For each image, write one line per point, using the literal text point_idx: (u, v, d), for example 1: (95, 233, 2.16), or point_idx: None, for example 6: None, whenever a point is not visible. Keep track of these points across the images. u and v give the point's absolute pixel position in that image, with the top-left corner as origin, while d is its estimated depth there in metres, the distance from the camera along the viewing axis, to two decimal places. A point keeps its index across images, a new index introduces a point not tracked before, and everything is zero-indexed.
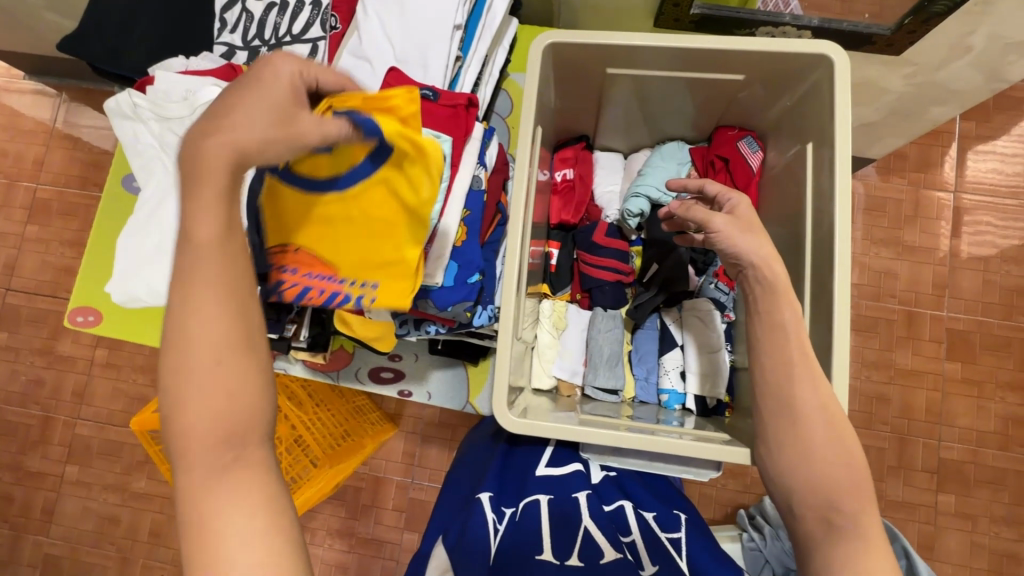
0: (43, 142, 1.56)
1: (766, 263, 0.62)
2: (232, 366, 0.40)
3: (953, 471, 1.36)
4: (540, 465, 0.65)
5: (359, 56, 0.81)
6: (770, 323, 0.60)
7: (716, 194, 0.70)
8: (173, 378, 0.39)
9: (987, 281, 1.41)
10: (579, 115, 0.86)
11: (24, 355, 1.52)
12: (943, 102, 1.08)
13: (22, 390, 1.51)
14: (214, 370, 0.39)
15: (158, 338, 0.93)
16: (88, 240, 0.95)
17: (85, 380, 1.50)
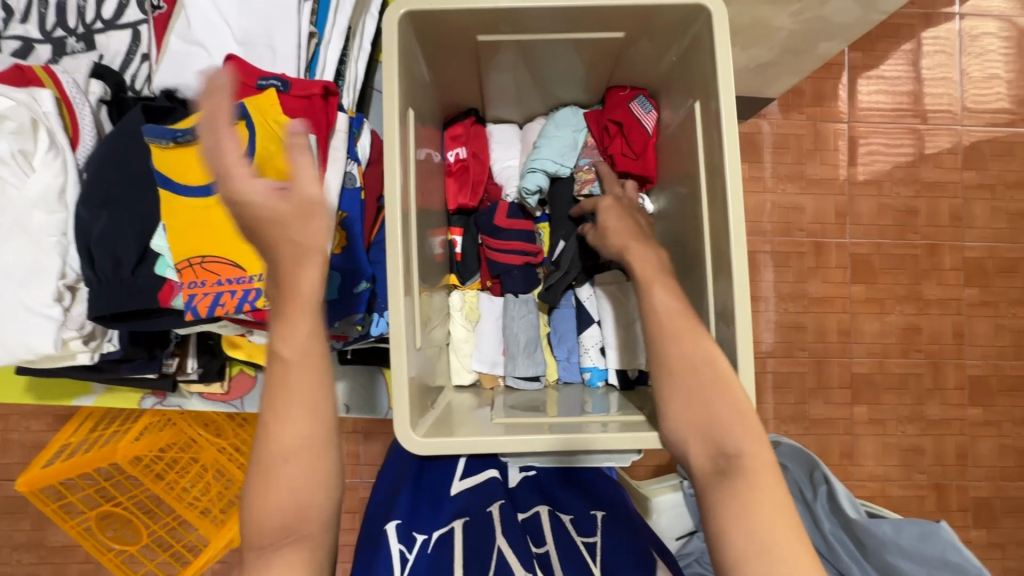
0: None
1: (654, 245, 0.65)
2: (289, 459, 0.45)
3: (865, 384, 1.48)
4: (455, 481, 0.63)
5: (189, 39, 0.67)
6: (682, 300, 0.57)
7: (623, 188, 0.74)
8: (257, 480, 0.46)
9: (882, 204, 1.49)
10: (463, 85, 0.78)
11: None
12: (831, 36, 1.09)
13: None
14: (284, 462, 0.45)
15: (19, 395, 0.85)
16: None
17: None
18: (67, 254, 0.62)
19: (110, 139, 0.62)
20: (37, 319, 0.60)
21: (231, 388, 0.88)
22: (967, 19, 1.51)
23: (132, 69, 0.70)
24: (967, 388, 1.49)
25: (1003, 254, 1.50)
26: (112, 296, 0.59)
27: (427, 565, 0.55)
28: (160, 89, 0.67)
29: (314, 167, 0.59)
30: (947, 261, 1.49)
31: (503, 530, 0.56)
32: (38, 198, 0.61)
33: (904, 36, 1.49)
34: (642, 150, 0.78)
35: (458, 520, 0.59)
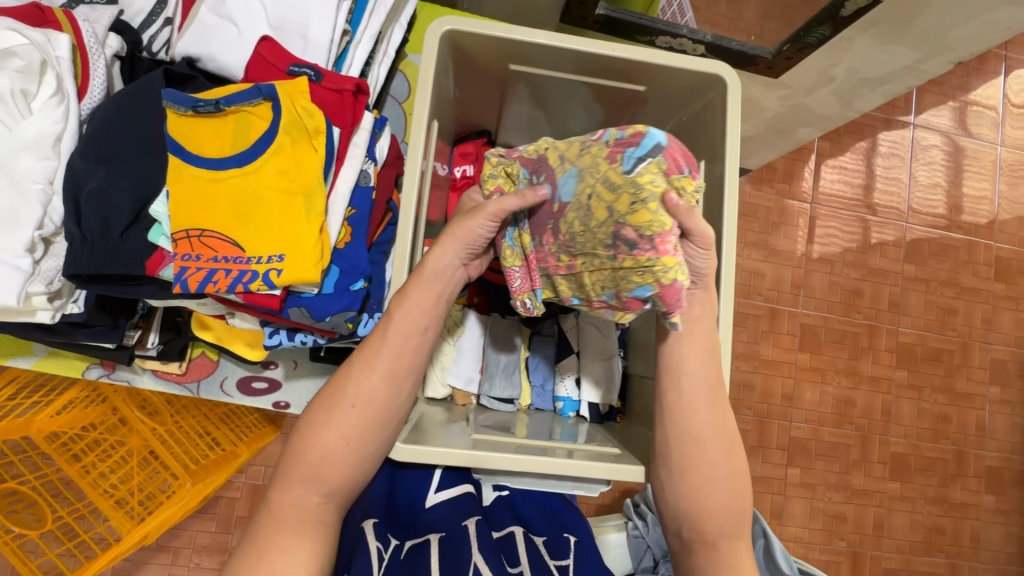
0: None
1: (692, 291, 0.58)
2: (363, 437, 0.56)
3: (801, 448, 1.56)
4: (431, 492, 0.63)
5: (221, 13, 0.67)
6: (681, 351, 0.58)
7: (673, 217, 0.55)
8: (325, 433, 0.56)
9: (833, 281, 1.61)
10: (482, 108, 0.81)
11: None
12: (808, 122, 1.21)
13: None
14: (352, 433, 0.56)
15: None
16: None
17: None
18: (50, 205, 0.59)
19: (122, 97, 0.60)
20: (6, 268, 0.56)
21: (188, 370, 0.83)
22: (919, 130, 1.69)
23: (152, 31, 0.68)
24: (889, 462, 1.60)
25: (931, 342, 1.65)
26: (92, 256, 0.56)
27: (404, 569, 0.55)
28: (181, 56, 0.65)
29: (332, 159, 0.59)
30: (883, 342, 1.62)
31: (480, 546, 0.57)
32: (31, 141, 0.58)
33: (865, 134, 1.65)
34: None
35: (433, 532, 0.59)
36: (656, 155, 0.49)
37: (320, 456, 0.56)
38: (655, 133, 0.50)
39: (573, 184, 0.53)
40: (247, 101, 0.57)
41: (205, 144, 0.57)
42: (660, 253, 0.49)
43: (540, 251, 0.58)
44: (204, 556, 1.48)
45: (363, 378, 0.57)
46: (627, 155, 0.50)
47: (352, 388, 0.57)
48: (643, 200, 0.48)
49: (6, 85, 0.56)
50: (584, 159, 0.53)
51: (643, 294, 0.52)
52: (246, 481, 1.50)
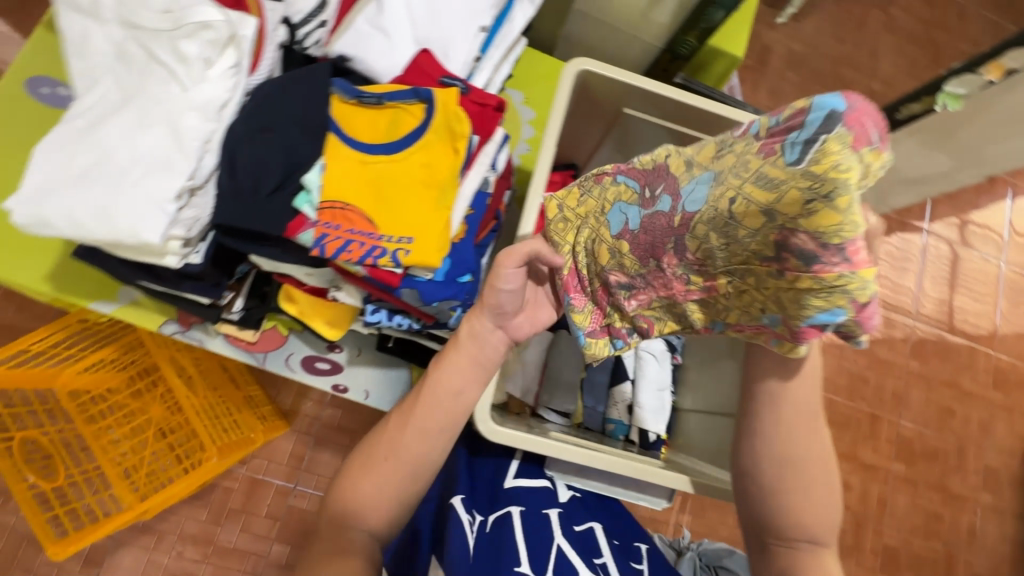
0: None
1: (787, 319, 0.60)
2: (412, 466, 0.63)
3: None
4: (509, 477, 0.70)
5: (375, 24, 0.74)
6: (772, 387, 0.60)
7: None
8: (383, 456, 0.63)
9: (841, 365, 1.68)
10: (577, 143, 0.89)
11: None
12: None
13: None
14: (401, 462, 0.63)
15: (82, 296, 0.82)
16: None
17: None
18: (201, 161, 0.64)
19: (285, 78, 0.66)
20: (154, 208, 0.61)
21: (258, 340, 0.86)
22: (930, 236, 1.81)
23: (306, 27, 0.75)
24: (882, 554, 1.61)
25: (929, 439, 1.70)
26: (242, 211, 0.62)
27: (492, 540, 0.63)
28: (336, 55, 0.73)
29: (467, 161, 0.67)
30: (884, 432, 1.67)
31: (561, 530, 0.65)
32: (201, 103, 0.64)
33: (881, 233, 1.78)
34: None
35: (513, 506, 0.67)
36: (831, 133, 0.36)
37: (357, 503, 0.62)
38: (824, 100, 0.37)
39: (707, 188, 0.45)
40: (404, 100, 0.66)
41: (364, 133, 0.67)
42: (853, 264, 0.39)
43: (659, 274, 0.53)
44: (188, 546, 1.36)
45: (397, 433, 0.64)
46: (786, 148, 0.38)
47: (385, 443, 0.64)
48: (827, 195, 0.36)
49: (194, 52, 0.64)
50: (726, 162, 0.44)
51: (829, 320, 0.42)
52: (246, 472, 1.41)
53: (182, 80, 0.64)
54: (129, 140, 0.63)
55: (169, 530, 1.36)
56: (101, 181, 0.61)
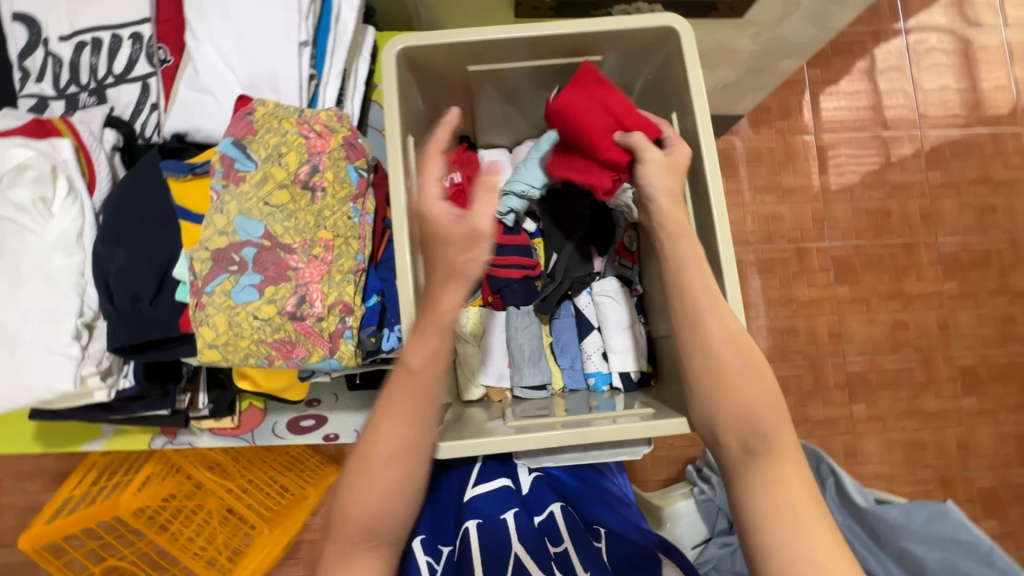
0: None
1: (744, 356, 0.59)
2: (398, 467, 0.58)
3: (859, 382, 1.55)
4: (468, 488, 0.69)
5: (196, 87, 0.72)
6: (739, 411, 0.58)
7: (348, 140, 0.66)
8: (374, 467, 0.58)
9: (855, 208, 1.60)
10: (456, 115, 0.85)
11: None
12: (789, 55, 1.18)
13: None
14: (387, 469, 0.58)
15: (75, 443, 0.87)
16: None
17: (7, 499, 1.38)
18: (86, 294, 0.64)
19: (128, 184, 0.65)
20: (58, 357, 0.62)
21: (241, 422, 0.87)
22: (913, 34, 1.65)
23: (142, 118, 0.74)
24: (959, 378, 1.58)
25: (975, 246, 1.62)
26: (128, 327, 0.61)
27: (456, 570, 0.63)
28: (170, 133, 0.71)
29: (326, 183, 0.64)
30: (924, 257, 1.61)
31: (520, 538, 0.65)
32: (58, 241, 0.64)
33: (858, 52, 1.64)
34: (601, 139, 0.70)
35: (472, 521, 0.66)
36: (245, 144, 0.62)
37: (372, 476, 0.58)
38: (226, 144, 0.62)
39: (247, 221, 0.61)
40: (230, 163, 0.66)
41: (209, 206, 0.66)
42: (322, 144, 0.64)
43: (301, 272, 0.62)
44: None
45: (387, 425, 0.58)
46: (240, 165, 0.62)
47: (377, 436, 0.58)
48: (280, 162, 0.63)
49: (26, 195, 0.62)
50: (229, 206, 0.61)
51: (357, 173, 0.66)
52: (322, 521, 1.46)
53: (27, 226, 0.63)
54: (9, 302, 0.63)
55: None
56: (3, 351, 0.62)
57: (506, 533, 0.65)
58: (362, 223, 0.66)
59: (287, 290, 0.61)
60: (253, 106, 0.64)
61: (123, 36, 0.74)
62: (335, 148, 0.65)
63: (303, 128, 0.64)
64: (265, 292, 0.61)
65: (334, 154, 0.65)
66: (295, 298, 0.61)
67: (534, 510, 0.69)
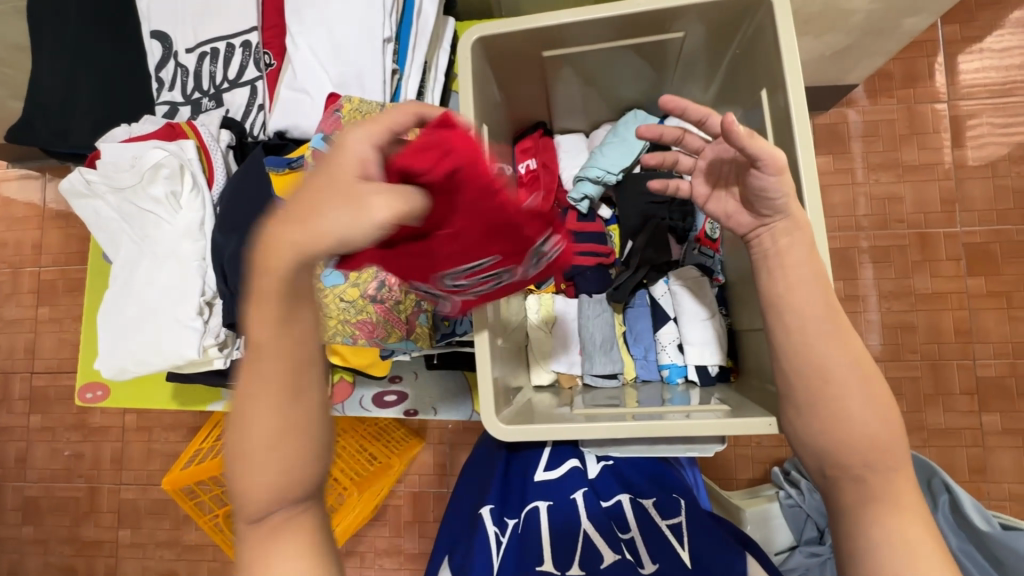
0: (65, 234, 1.65)
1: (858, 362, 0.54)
2: (288, 448, 0.42)
3: (992, 387, 1.35)
4: (540, 471, 0.70)
5: (297, 87, 0.79)
6: (838, 421, 0.54)
7: None
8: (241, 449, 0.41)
9: (997, 187, 1.38)
10: (532, 101, 0.85)
11: (98, 426, 1.67)
12: (915, 11, 1.01)
13: (109, 452, 1.66)
14: (267, 456, 0.41)
15: (201, 403, 0.99)
16: (83, 316, 0.96)
17: (157, 442, 1.64)
18: (207, 275, 0.74)
19: (239, 178, 0.75)
20: (187, 329, 0.72)
21: (333, 394, 0.96)
22: None
23: (251, 117, 0.82)
24: None
25: None
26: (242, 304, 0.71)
27: (519, 543, 0.63)
28: (274, 131, 0.79)
29: None
30: None
31: (589, 515, 0.64)
32: (186, 229, 0.74)
33: (1011, 2, 1.39)
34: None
35: (542, 502, 0.66)
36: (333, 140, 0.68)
37: (246, 463, 0.42)
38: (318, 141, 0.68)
39: None
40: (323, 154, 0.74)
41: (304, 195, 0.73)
42: None
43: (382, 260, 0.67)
44: (384, 558, 1.57)
45: (251, 398, 0.40)
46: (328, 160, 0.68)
47: (246, 413, 0.41)
48: None
49: (162, 190, 0.73)
50: None
51: None
52: (406, 489, 1.58)
53: (166, 217, 0.74)
54: (152, 281, 0.74)
55: (368, 550, 1.59)
56: (146, 323, 0.74)
57: (575, 509, 0.64)
58: None
59: (368, 276, 0.67)
60: (341, 103, 0.68)
61: (234, 44, 0.82)
62: None
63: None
64: (349, 276, 0.67)
65: None
66: (375, 283, 0.67)
67: (601, 496, 0.67)
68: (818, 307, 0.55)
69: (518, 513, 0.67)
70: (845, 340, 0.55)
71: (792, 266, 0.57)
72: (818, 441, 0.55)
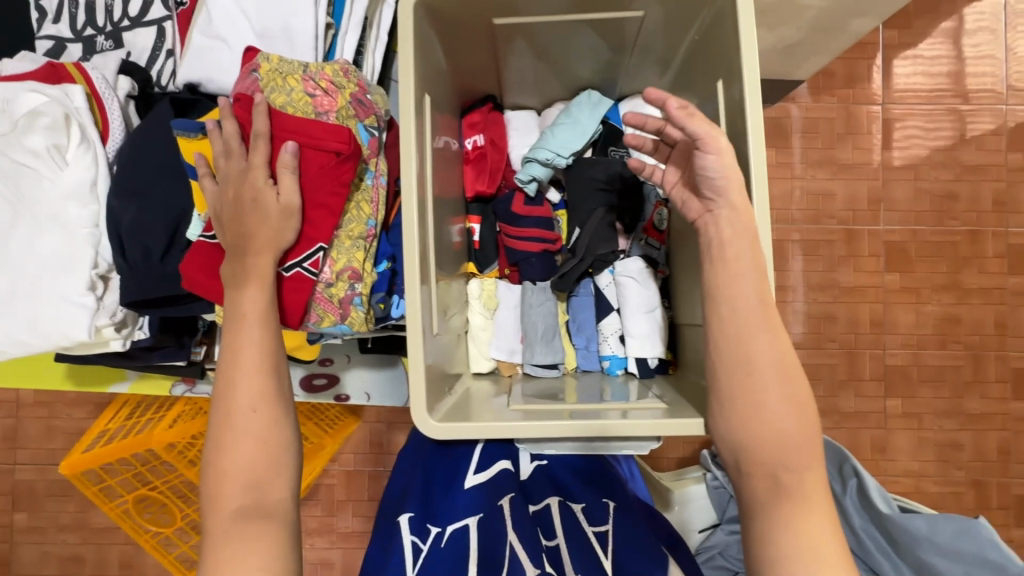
0: None
1: (782, 366, 0.55)
2: (261, 431, 0.56)
3: (898, 375, 1.47)
4: (468, 475, 0.68)
5: (211, 33, 0.69)
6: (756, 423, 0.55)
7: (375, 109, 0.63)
8: (229, 435, 0.56)
9: (917, 190, 1.46)
10: (482, 72, 0.79)
11: None
12: (862, 13, 1.02)
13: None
14: (247, 438, 0.56)
15: (100, 383, 0.89)
16: None
17: (57, 419, 1.49)
18: (101, 245, 0.64)
19: (140, 134, 0.65)
20: (75, 307, 0.63)
21: None
22: None
23: (157, 64, 0.71)
24: (1011, 381, 1.46)
25: None
26: (141, 282, 0.62)
27: (441, 556, 0.60)
28: (183, 83, 0.69)
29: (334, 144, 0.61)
30: (990, 248, 1.46)
31: (514, 524, 0.61)
32: (73, 190, 0.64)
33: (944, 12, 1.45)
34: (313, 173, 0.58)
35: (470, 517, 0.64)
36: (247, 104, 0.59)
37: (237, 441, 0.56)
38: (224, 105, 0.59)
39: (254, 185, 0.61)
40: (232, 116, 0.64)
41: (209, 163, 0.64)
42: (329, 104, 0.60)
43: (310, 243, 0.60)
44: (315, 538, 1.52)
45: (240, 386, 0.56)
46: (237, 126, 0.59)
47: (236, 398, 0.56)
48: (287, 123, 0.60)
49: (41, 142, 0.62)
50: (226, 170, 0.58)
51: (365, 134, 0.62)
52: (340, 468, 1.52)
53: (46, 175, 0.63)
54: (31, 250, 0.64)
55: None
56: (25, 298, 0.64)
57: (501, 517, 0.62)
58: (374, 185, 0.63)
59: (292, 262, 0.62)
60: (258, 62, 0.60)
61: None
62: (342, 108, 0.60)
63: (309, 84, 0.60)
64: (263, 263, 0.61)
65: (342, 114, 0.60)
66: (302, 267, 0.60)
67: (531, 499, 0.67)
68: (753, 309, 0.55)
69: (442, 522, 0.65)
70: (772, 346, 0.55)
71: (730, 268, 0.56)
72: (740, 444, 0.56)
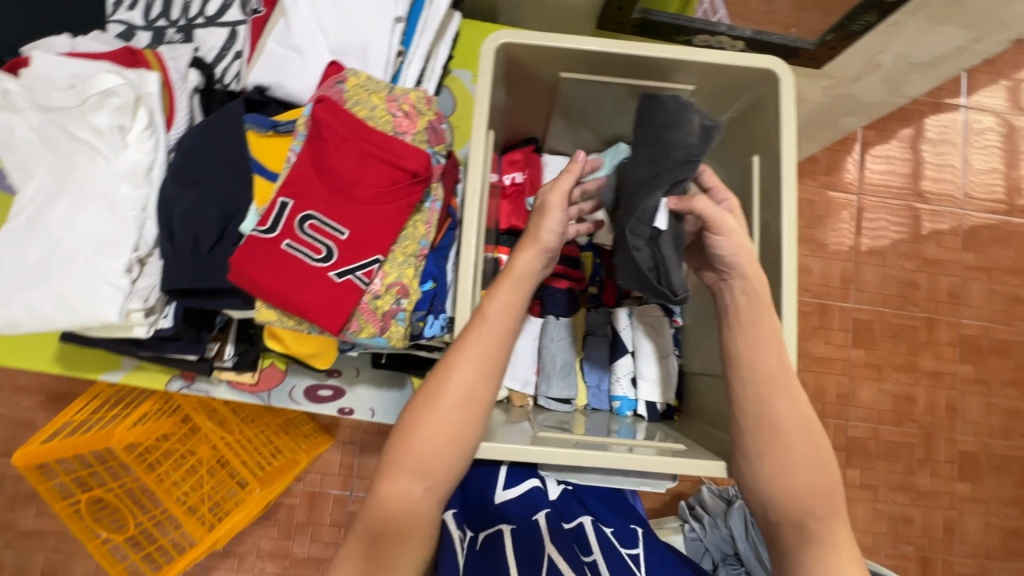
0: None
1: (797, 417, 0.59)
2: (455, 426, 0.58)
3: (858, 446, 1.54)
4: (499, 489, 0.69)
5: (286, 43, 0.72)
6: (775, 468, 0.58)
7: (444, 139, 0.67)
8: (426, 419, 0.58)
9: (884, 274, 1.59)
10: (531, 117, 0.85)
11: None
12: (854, 112, 1.14)
13: None
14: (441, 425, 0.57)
15: (86, 369, 0.85)
16: None
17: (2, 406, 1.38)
18: (145, 228, 0.64)
19: (207, 126, 0.66)
20: (108, 287, 0.61)
21: (260, 379, 0.86)
22: (971, 113, 1.64)
23: (223, 64, 0.74)
24: (957, 462, 1.56)
25: (996, 334, 1.60)
26: (186, 271, 0.62)
27: (479, 558, 0.60)
28: (252, 85, 0.71)
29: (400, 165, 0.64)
30: (944, 335, 1.59)
31: (553, 538, 0.63)
32: (128, 171, 0.64)
33: (913, 120, 1.63)
34: (388, 187, 0.61)
35: (504, 523, 0.64)
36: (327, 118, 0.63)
37: (436, 428, 0.57)
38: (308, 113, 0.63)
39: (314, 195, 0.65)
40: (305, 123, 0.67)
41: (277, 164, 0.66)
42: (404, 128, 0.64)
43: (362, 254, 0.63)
44: (267, 561, 1.43)
45: (460, 375, 0.59)
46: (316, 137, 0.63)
47: (450, 385, 0.58)
48: None
49: (106, 121, 0.63)
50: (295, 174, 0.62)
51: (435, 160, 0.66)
52: (305, 488, 1.46)
53: (104, 152, 0.63)
54: (71, 224, 0.63)
55: (248, 552, 1.44)
56: (55, 271, 0.62)
57: (539, 532, 0.63)
58: (432, 210, 0.66)
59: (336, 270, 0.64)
60: (346, 76, 0.65)
61: None
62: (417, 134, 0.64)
63: (392, 106, 0.64)
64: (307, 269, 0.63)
65: (417, 137, 0.64)
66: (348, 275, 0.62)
67: (564, 517, 0.68)
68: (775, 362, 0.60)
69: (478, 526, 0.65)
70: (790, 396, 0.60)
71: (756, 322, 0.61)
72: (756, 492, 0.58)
